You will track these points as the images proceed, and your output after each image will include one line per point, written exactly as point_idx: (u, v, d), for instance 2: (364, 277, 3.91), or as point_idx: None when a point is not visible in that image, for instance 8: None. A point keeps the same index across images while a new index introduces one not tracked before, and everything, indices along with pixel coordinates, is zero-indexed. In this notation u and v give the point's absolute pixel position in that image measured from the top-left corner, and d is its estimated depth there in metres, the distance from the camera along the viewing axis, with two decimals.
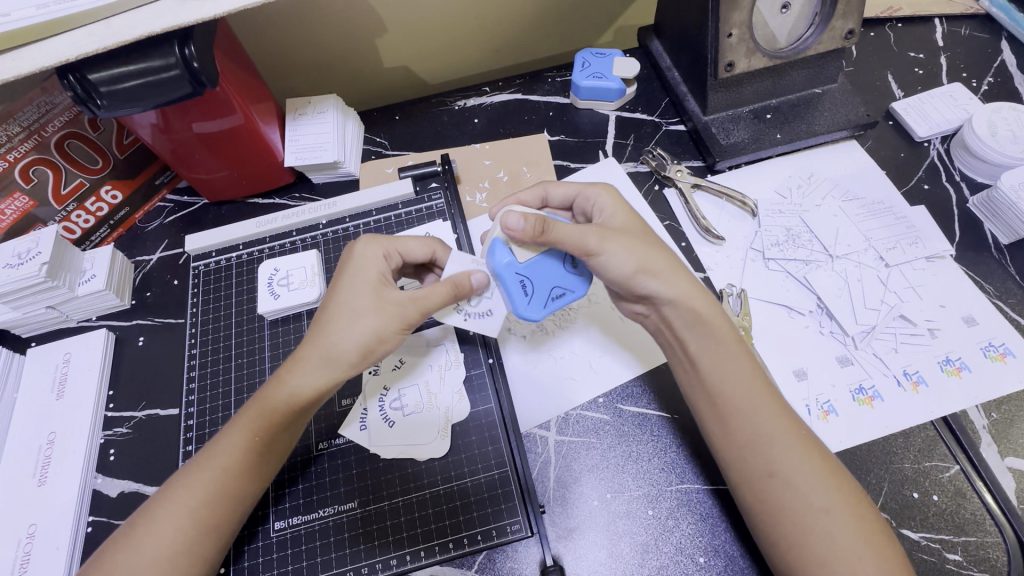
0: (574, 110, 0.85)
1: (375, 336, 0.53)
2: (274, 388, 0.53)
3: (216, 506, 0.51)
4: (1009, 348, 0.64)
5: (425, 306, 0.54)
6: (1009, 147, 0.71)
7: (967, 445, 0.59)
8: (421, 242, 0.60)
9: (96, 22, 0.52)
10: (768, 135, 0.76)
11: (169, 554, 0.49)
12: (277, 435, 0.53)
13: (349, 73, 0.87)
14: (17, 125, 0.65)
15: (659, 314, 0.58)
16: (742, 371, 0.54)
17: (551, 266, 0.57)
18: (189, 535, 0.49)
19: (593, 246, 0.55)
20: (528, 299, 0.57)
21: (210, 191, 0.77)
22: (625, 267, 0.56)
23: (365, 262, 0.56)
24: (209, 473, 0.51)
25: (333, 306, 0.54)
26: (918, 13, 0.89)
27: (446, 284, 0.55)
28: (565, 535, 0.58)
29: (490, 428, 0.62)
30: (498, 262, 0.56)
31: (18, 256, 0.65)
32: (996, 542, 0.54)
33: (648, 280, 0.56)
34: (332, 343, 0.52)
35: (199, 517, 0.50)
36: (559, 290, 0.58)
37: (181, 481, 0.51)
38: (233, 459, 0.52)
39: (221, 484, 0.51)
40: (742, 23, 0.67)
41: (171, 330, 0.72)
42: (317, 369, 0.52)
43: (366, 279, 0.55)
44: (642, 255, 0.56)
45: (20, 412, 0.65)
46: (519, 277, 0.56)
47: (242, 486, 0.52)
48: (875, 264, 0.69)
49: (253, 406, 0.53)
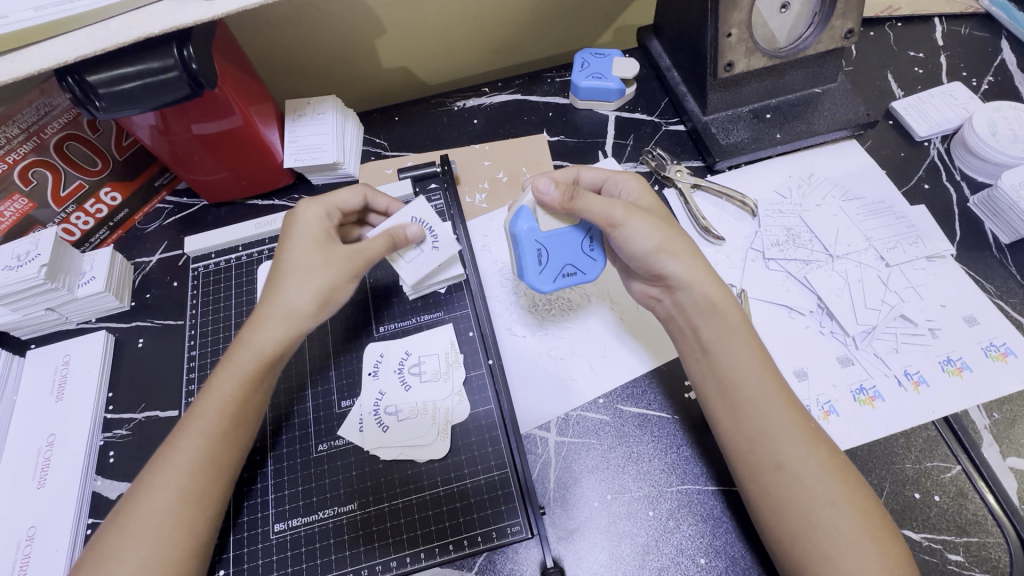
0: (573, 111, 0.85)
1: (327, 287, 0.57)
2: (238, 349, 0.56)
3: (201, 473, 0.51)
4: (1010, 348, 0.64)
5: (365, 255, 0.59)
6: (1010, 146, 0.71)
7: (969, 445, 0.59)
8: (352, 190, 0.65)
9: (95, 24, 0.52)
10: (768, 134, 0.76)
11: (160, 528, 0.49)
12: (247, 395, 0.55)
13: (348, 74, 0.87)
14: (16, 128, 0.65)
15: (674, 296, 0.59)
16: (753, 363, 0.55)
17: (570, 241, 0.60)
18: (179, 504, 0.50)
19: (618, 218, 0.56)
20: (540, 271, 0.59)
21: (209, 193, 0.77)
22: (646, 244, 0.57)
23: (307, 221, 0.61)
24: (191, 439, 0.52)
25: (281, 264, 0.58)
26: (917, 13, 0.89)
27: (381, 237, 0.60)
28: (565, 536, 0.57)
29: (491, 429, 0.62)
30: (519, 227, 0.58)
31: (17, 258, 0.65)
32: (998, 542, 0.54)
33: (667, 260, 0.57)
34: (286, 300, 0.56)
35: (184, 486, 0.51)
36: (571, 267, 0.61)
37: (164, 454, 0.52)
38: (211, 424, 0.53)
39: (203, 450, 0.52)
40: (741, 22, 0.67)
41: (170, 332, 0.72)
42: (277, 325, 0.56)
43: (309, 236, 0.60)
44: (664, 235, 0.57)
45: (19, 415, 0.65)
46: (537, 245, 0.58)
47: (224, 450, 0.53)
48: (875, 263, 0.69)
49: (223, 367, 0.56)
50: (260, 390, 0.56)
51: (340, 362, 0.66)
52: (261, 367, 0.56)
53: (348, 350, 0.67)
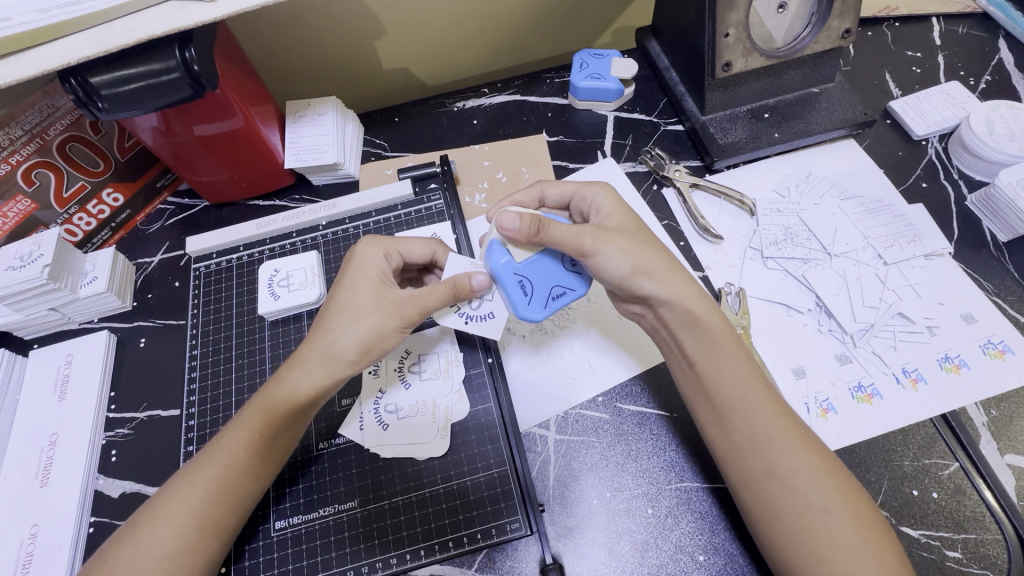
0: (572, 111, 0.86)
1: (374, 335, 0.55)
2: (277, 385, 0.55)
3: (218, 505, 0.51)
4: (1008, 345, 0.64)
5: (424, 305, 0.56)
6: (1007, 144, 0.71)
7: (967, 443, 0.59)
8: (420, 242, 0.62)
9: (97, 26, 0.52)
10: (767, 134, 0.76)
11: (170, 552, 0.49)
12: (279, 435, 0.54)
13: (348, 76, 0.87)
14: (18, 129, 0.65)
15: (656, 313, 0.59)
16: (742, 373, 0.55)
17: (549, 265, 0.58)
18: (194, 533, 0.50)
19: (587, 246, 0.56)
20: (528, 300, 0.57)
21: (211, 194, 0.78)
22: (620, 267, 0.56)
23: (366, 261, 0.58)
24: (212, 468, 0.52)
25: (336, 306, 0.57)
26: (915, 12, 0.89)
27: (443, 285, 0.57)
28: (565, 533, 0.58)
29: (490, 426, 0.63)
30: (495, 262, 0.56)
31: (19, 259, 0.65)
32: (995, 539, 0.54)
33: (644, 281, 0.57)
34: (331, 342, 0.55)
35: (200, 515, 0.50)
36: (559, 288, 0.58)
37: (183, 480, 0.52)
38: (234, 456, 0.52)
39: (223, 482, 0.52)
40: (738, 23, 0.68)
41: (172, 332, 0.73)
42: (317, 368, 0.54)
43: (367, 278, 0.57)
44: (637, 256, 0.57)
45: (21, 414, 0.65)
46: (517, 278, 0.57)
47: (244, 485, 0.53)
48: (873, 262, 0.69)
49: (255, 403, 0.54)
50: (289, 430, 0.55)
51: None
52: (296, 408, 0.54)
53: None
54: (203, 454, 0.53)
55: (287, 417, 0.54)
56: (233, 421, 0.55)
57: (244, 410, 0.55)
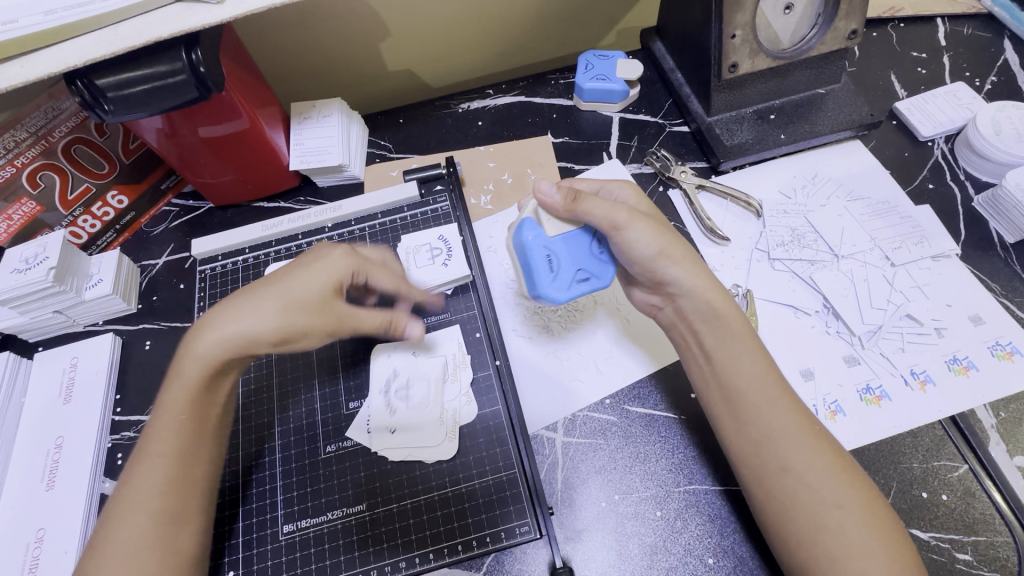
0: (577, 112, 0.86)
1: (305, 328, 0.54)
2: (186, 360, 0.52)
3: (169, 493, 0.50)
4: (1016, 347, 0.64)
5: (354, 326, 0.57)
6: (1014, 145, 0.71)
7: (976, 445, 0.59)
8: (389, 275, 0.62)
9: (104, 28, 0.52)
10: (773, 135, 0.76)
11: (137, 550, 0.48)
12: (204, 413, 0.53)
13: (353, 77, 0.87)
14: (24, 131, 0.65)
15: (676, 304, 0.59)
16: (756, 367, 0.55)
17: (578, 246, 0.59)
18: (155, 527, 0.49)
19: (620, 221, 0.56)
20: (552, 277, 0.58)
21: (215, 196, 0.78)
22: (649, 248, 0.56)
23: (329, 267, 0.56)
24: (156, 461, 0.51)
25: (271, 291, 0.54)
26: (920, 13, 0.89)
27: (386, 316, 0.59)
28: (574, 536, 0.58)
29: (499, 429, 0.62)
30: (526, 236, 0.59)
31: (25, 261, 0.65)
32: (1006, 541, 0.54)
33: (669, 265, 0.57)
34: (244, 326, 0.52)
35: (153, 509, 0.50)
36: (585, 274, 0.58)
37: (128, 478, 0.51)
38: (171, 445, 0.51)
39: (167, 473, 0.51)
40: (745, 24, 0.67)
41: (177, 334, 0.72)
42: (232, 346, 0.52)
43: (319, 279, 0.55)
44: (666, 240, 0.57)
45: (26, 417, 0.65)
46: (546, 251, 0.59)
47: (188, 472, 0.52)
48: (881, 263, 0.69)
49: (173, 384, 0.52)
50: (210, 401, 0.54)
51: (348, 364, 0.67)
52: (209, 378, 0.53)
53: (355, 351, 0.67)
54: (139, 447, 0.52)
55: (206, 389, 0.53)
56: (160, 404, 0.53)
57: (163, 395, 0.53)
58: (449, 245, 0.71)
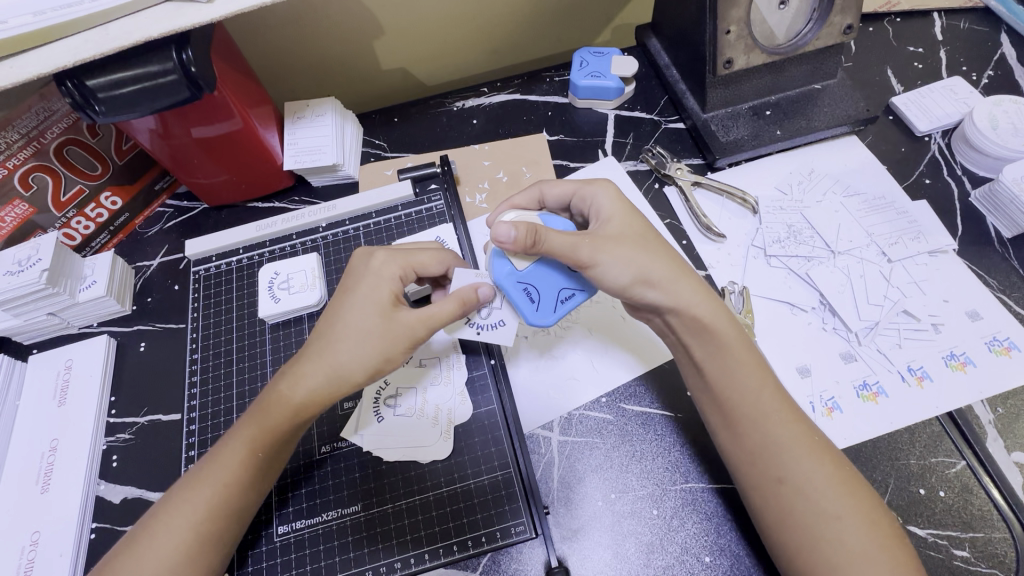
0: (572, 110, 0.85)
1: (380, 359, 0.53)
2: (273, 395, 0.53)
3: (217, 520, 0.51)
4: (1013, 342, 0.63)
5: (432, 323, 0.54)
6: (1010, 140, 0.71)
7: (973, 441, 0.59)
8: (436, 258, 0.59)
9: (94, 28, 0.52)
10: (768, 132, 0.76)
11: (171, 568, 0.48)
12: (277, 445, 0.53)
13: (347, 77, 0.87)
14: (15, 133, 0.64)
15: (665, 319, 0.57)
16: (751, 381, 0.54)
17: (551, 273, 0.57)
18: (192, 546, 0.49)
19: (585, 257, 0.54)
20: (536, 307, 0.57)
21: (209, 196, 0.77)
22: (622, 278, 0.54)
23: (375, 280, 0.55)
24: (209, 486, 0.51)
25: (338, 327, 0.53)
26: (916, 8, 0.89)
27: (451, 299, 0.54)
28: (570, 536, 0.57)
29: (494, 429, 0.62)
30: (499, 271, 0.57)
31: (18, 263, 0.64)
32: (1004, 537, 0.54)
33: (646, 290, 0.55)
34: (336, 364, 0.52)
35: (199, 530, 0.50)
36: (568, 293, 0.58)
37: (180, 498, 0.51)
38: (233, 474, 0.52)
39: (222, 499, 0.51)
40: (739, 19, 0.67)
41: (171, 336, 0.72)
42: (320, 386, 0.52)
43: (374, 300, 0.54)
44: (639, 264, 0.55)
45: (21, 420, 0.65)
46: (521, 285, 0.57)
47: (245, 497, 0.52)
48: (877, 259, 0.69)
49: (253, 418, 0.53)
50: (290, 440, 0.54)
51: None
52: (291, 425, 0.53)
53: None
54: (197, 471, 0.52)
55: (285, 431, 0.53)
56: (228, 436, 0.54)
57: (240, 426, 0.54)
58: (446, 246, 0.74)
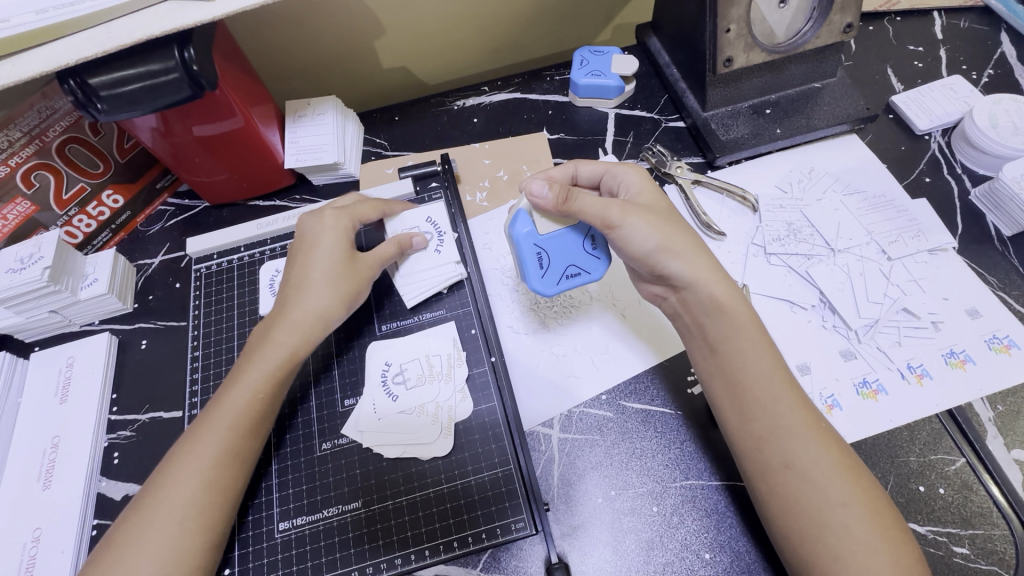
0: (573, 109, 0.85)
1: (349, 296, 0.63)
2: (266, 342, 0.59)
3: (225, 467, 0.53)
4: (1013, 340, 0.63)
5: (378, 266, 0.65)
6: (1011, 138, 0.71)
7: (973, 438, 0.59)
8: (372, 206, 0.69)
9: (95, 26, 0.52)
10: (768, 130, 0.76)
11: (182, 518, 0.50)
12: (272, 393, 0.58)
13: (348, 76, 0.87)
14: (17, 131, 0.65)
15: (679, 295, 0.59)
16: (763, 363, 0.54)
17: (569, 242, 0.59)
18: (202, 495, 0.52)
19: (614, 219, 0.56)
20: (542, 274, 0.59)
21: (210, 194, 0.78)
22: (647, 243, 0.56)
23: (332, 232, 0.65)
24: (216, 433, 0.54)
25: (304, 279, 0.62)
26: (916, 7, 0.89)
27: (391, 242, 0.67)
28: (570, 532, 0.58)
29: (494, 427, 0.62)
30: (517, 230, 0.58)
31: (20, 261, 0.65)
32: (1003, 534, 0.54)
33: (670, 259, 0.56)
34: (310, 307, 0.60)
35: (207, 478, 0.52)
36: (575, 269, 0.59)
37: (189, 446, 0.54)
38: (237, 419, 0.55)
39: (229, 445, 0.54)
40: (740, 18, 0.67)
41: (172, 333, 0.72)
42: (298, 326, 0.60)
43: (334, 250, 0.63)
44: (665, 233, 0.57)
45: (23, 416, 0.65)
46: (536, 249, 0.58)
47: (249, 445, 0.56)
48: (877, 257, 0.69)
49: (249, 364, 0.58)
50: (282, 386, 0.59)
51: (343, 360, 0.67)
52: (280, 367, 0.58)
53: (350, 350, 0.67)
54: (202, 423, 0.55)
55: (280, 374, 0.58)
56: (228, 385, 0.58)
57: (234, 375, 0.58)
58: (438, 227, 0.71)
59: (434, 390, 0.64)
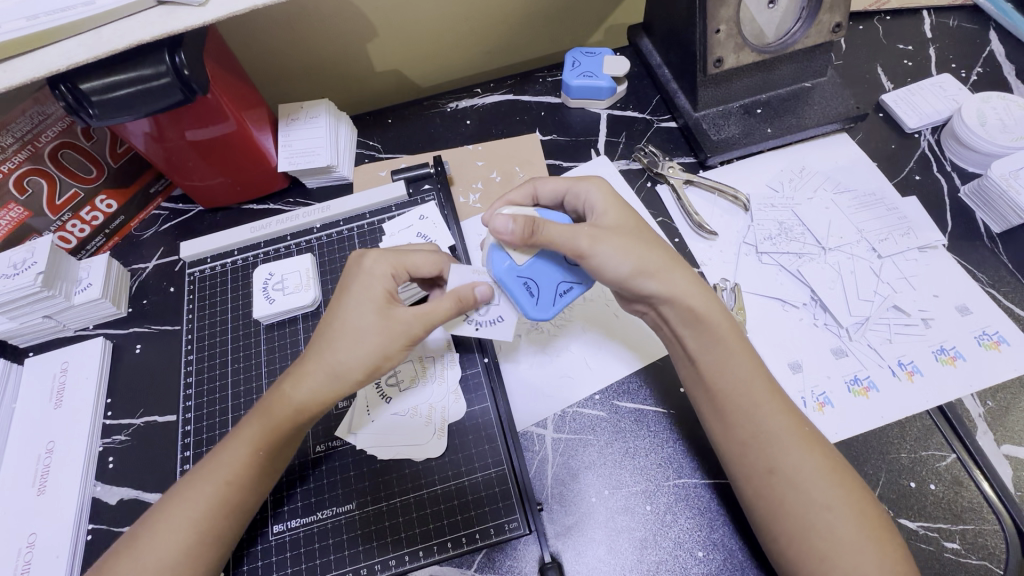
0: (565, 110, 0.86)
1: (379, 356, 0.53)
2: (279, 400, 0.53)
3: (218, 519, 0.51)
4: (1003, 336, 0.64)
5: (429, 321, 0.54)
6: (999, 135, 0.71)
7: (963, 434, 0.59)
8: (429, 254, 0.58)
9: (87, 31, 0.52)
10: (759, 130, 0.76)
11: (171, 567, 0.49)
12: (280, 445, 0.54)
13: (341, 79, 0.88)
14: (10, 137, 0.65)
15: (658, 313, 0.58)
16: (743, 369, 0.55)
17: (551, 265, 0.57)
18: (197, 546, 0.50)
19: (584, 247, 0.55)
20: (535, 301, 0.58)
21: (204, 198, 0.78)
22: (621, 268, 0.55)
23: (372, 278, 0.55)
24: (210, 484, 0.51)
25: (332, 323, 0.54)
26: (905, 6, 0.89)
27: (448, 298, 0.54)
28: (565, 532, 0.58)
29: (488, 428, 0.62)
30: (497, 268, 0.57)
31: (13, 266, 0.65)
32: (994, 529, 0.55)
33: (645, 280, 0.55)
34: (336, 364, 0.53)
35: (203, 527, 0.50)
36: (564, 286, 0.58)
37: (183, 493, 0.51)
38: (236, 471, 0.52)
39: (225, 497, 0.51)
40: (729, 19, 0.68)
41: (168, 338, 0.73)
42: (322, 385, 0.53)
43: (371, 296, 0.54)
44: (637, 256, 0.56)
45: (18, 421, 0.65)
46: (521, 279, 0.57)
47: (246, 497, 0.52)
48: (868, 255, 0.69)
49: (256, 417, 0.53)
50: (288, 443, 0.54)
51: None
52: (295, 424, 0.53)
53: None
54: (198, 470, 0.53)
55: (291, 430, 0.53)
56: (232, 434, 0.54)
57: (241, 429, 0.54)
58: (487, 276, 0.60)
59: (425, 394, 0.64)
